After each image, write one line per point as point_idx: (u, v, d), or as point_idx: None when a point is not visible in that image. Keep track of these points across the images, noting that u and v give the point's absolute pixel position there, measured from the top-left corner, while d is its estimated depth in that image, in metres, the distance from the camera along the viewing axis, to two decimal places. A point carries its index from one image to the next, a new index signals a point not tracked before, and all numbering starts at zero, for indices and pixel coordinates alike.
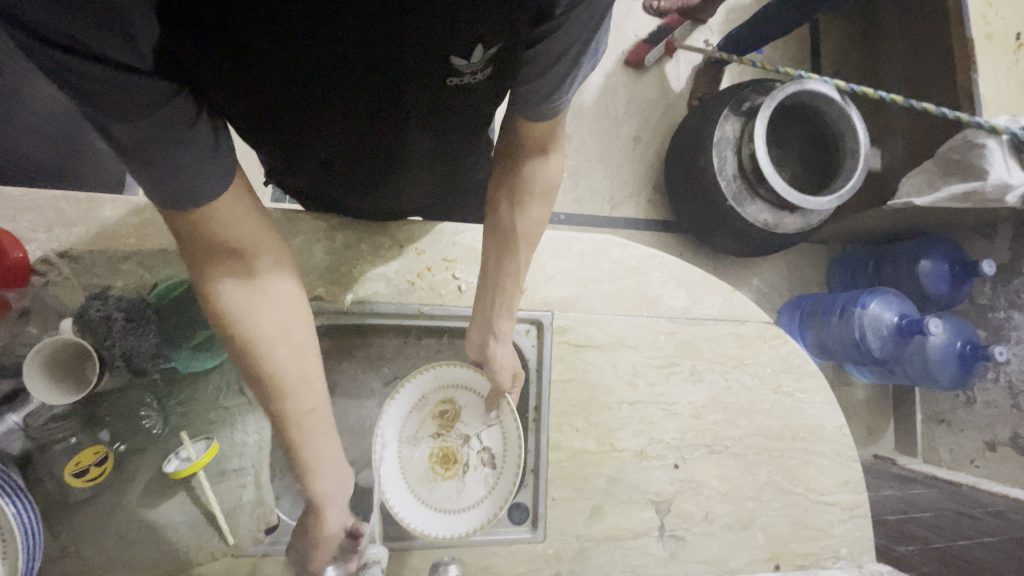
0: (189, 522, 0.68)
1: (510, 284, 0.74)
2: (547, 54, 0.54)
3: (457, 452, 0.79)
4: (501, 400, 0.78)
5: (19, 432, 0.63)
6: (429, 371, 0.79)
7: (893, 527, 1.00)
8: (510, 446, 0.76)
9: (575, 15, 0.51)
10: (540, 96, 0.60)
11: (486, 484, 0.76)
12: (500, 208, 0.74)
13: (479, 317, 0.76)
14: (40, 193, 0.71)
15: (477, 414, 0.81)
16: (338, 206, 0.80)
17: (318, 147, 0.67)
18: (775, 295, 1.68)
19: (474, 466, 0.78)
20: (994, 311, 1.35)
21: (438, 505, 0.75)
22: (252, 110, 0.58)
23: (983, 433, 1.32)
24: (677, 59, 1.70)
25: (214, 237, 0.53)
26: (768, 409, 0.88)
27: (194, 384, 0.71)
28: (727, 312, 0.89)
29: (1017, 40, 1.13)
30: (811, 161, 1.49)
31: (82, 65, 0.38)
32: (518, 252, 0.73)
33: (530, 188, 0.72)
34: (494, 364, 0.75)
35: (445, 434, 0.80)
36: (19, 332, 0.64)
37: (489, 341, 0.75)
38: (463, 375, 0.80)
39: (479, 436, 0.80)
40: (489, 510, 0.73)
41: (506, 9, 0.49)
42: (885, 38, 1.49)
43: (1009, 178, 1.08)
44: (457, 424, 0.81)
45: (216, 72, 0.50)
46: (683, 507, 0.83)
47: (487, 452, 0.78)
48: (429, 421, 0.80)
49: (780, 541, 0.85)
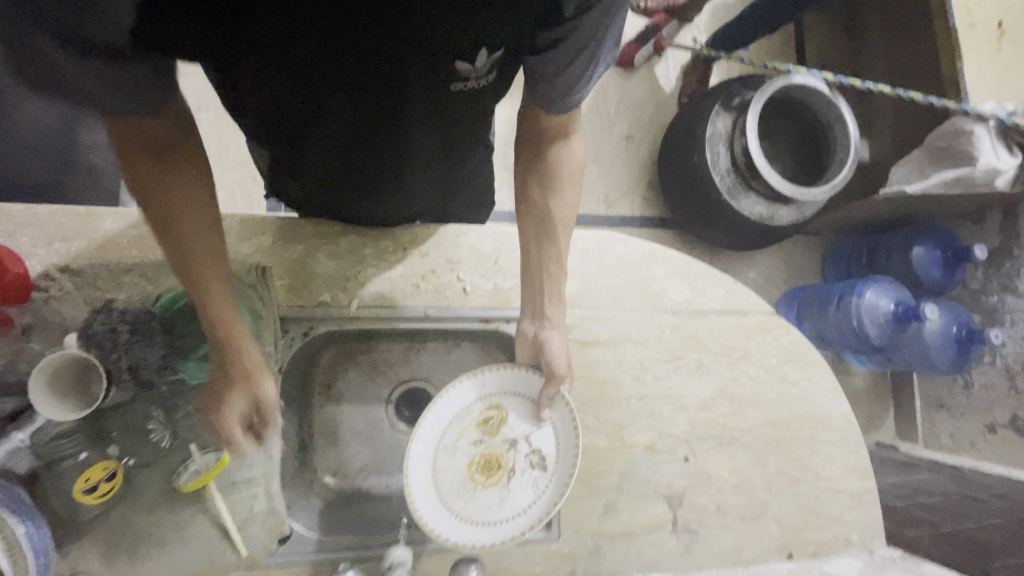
0: (201, 536, 0.67)
1: (557, 270, 0.74)
2: (564, 52, 0.57)
3: (500, 458, 0.76)
4: (554, 397, 0.76)
5: (25, 450, 0.61)
6: (475, 377, 0.78)
7: (901, 512, 1.00)
8: (564, 447, 0.75)
9: (587, 17, 0.54)
10: (558, 92, 0.62)
11: (533, 488, 0.74)
12: (533, 194, 0.74)
13: (534, 310, 0.76)
14: (39, 208, 0.70)
15: (525, 418, 0.78)
16: (338, 211, 0.81)
17: (322, 150, 0.68)
18: (771, 288, 1.69)
19: (522, 469, 0.75)
20: (987, 295, 1.37)
21: (479, 515, 0.72)
22: (255, 100, 0.59)
23: (983, 417, 1.34)
24: (666, 58, 1.72)
25: (145, 130, 0.52)
26: (775, 399, 0.88)
27: (201, 396, 0.71)
28: (730, 304, 0.90)
29: (1000, 28, 1.15)
30: (801, 154, 1.51)
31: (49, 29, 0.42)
32: (558, 236, 0.74)
33: (562, 175, 0.73)
34: (551, 348, 0.75)
35: (489, 440, 0.77)
36: (21, 349, 0.63)
37: (540, 329, 0.76)
38: (515, 376, 0.79)
39: (526, 439, 0.77)
40: (534, 517, 0.71)
41: (513, 9, 0.52)
42: (868, 30, 1.51)
43: (998, 163, 1.10)
44: (502, 428, 0.78)
45: (231, 53, 0.52)
46: (695, 500, 0.83)
47: (537, 455, 0.76)
48: (472, 428, 0.77)
49: (792, 530, 0.85)
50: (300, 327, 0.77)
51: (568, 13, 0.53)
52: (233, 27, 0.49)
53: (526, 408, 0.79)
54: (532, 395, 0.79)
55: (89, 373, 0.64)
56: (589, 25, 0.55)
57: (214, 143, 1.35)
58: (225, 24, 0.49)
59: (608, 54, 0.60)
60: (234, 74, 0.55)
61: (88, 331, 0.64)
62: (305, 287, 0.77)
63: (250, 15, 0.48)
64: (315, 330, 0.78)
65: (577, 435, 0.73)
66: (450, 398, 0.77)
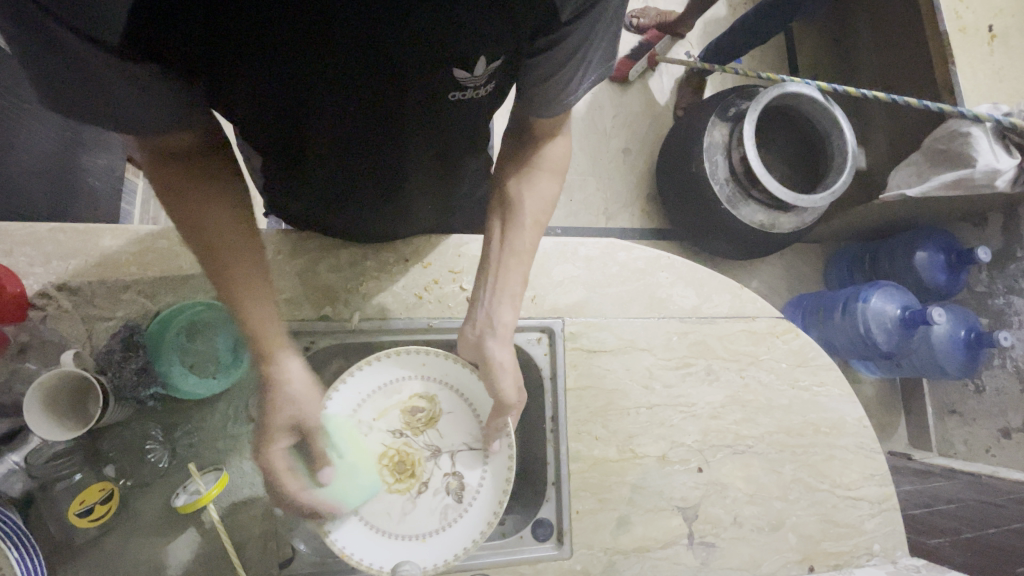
0: (201, 559, 0.65)
1: (511, 265, 0.70)
2: (552, 61, 0.58)
3: (415, 466, 0.73)
4: (501, 429, 0.72)
5: (20, 472, 0.59)
6: (418, 355, 0.73)
7: (920, 520, 0.97)
8: (491, 481, 0.72)
9: (583, 22, 0.55)
10: (550, 99, 0.62)
11: (440, 515, 0.71)
12: (506, 180, 0.72)
13: (478, 317, 0.71)
14: (37, 226, 0.69)
15: (460, 430, 0.75)
16: (320, 226, 0.79)
17: (321, 162, 0.67)
18: (775, 296, 1.67)
19: (434, 489, 0.72)
20: (993, 297, 1.36)
21: (376, 520, 0.69)
22: (249, 112, 0.58)
23: (997, 421, 1.31)
24: (660, 72, 1.74)
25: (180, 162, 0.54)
26: (787, 404, 0.86)
27: (200, 412, 0.70)
28: (737, 309, 0.88)
29: (990, 32, 1.18)
30: (799, 162, 1.52)
31: (65, 36, 0.41)
32: (520, 227, 0.71)
33: (540, 163, 0.72)
34: (493, 361, 0.68)
35: (410, 438, 0.74)
36: (15, 370, 0.62)
37: (489, 338, 0.70)
38: (459, 376, 0.76)
39: (451, 456, 0.74)
40: (431, 548, 0.68)
41: (514, 20, 0.52)
42: (860, 39, 1.54)
43: (997, 164, 1.10)
44: (426, 431, 0.75)
45: (231, 71, 0.51)
46: (711, 511, 0.80)
47: (456, 481, 0.73)
48: (398, 414, 0.74)
49: (812, 540, 0.82)
50: (301, 341, 0.74)
51: (565, 18, 0.54)
52: (223, 34, 0.47)
53: (467, 427, 0.76)
54: (475, 410, 0.76)
55: (86, 394, 0.63)
56: (577, 36, 0.56)
57: None
58: (217, 37, 0.47)
59: (597, 65, 0.61)
60: (225, 88, 0.53)
61: (103, 352, 0.65)
62: (306, 300, 0.76)
63: (247, 21, 0.47)
64: (315, 345, 0.75)
65: (507, 487, 0.70)
66: (377, 370, 0.73)
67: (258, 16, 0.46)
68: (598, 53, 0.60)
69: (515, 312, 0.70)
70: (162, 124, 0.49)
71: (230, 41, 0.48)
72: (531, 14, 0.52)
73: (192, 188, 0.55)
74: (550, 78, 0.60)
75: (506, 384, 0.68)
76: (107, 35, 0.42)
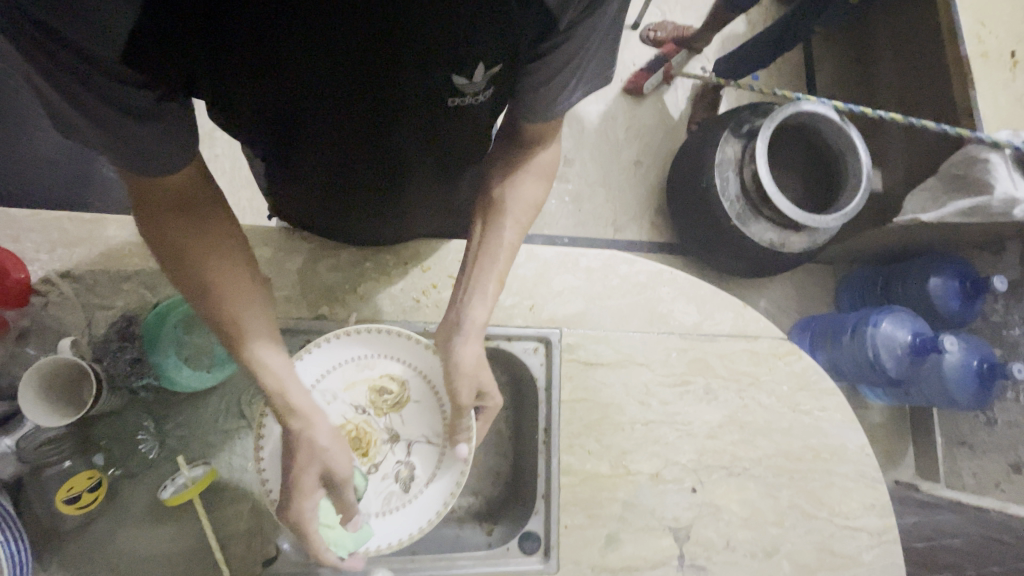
0: (184, 553, 0.65)
1: (487, 262, 0.69)
2: (546, 69, 0.57)
3: (371, 446, 0.71)
4: (463, 431, 0.68)
5: (10, 456, 0.59)
6: (387, 336, 0.70)
7: (924, 556, 0.94)
8: (437, 486, 0.69)
9: (578, 32, 0.54)
10: (543, 104, 0.61)
11: (383, 500, 0.69)
12: (494, 181, 0.72)
13: (450, 322, 0.69)
14: (44, 214, 0.70)
15: (421, 417, 0.73)
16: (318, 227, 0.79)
17: (312, 159, 0.67)
18: (783, 317, 1.64)
19: (383, 473, 0.70)
20: (1009, 328, 1.33)
21: None
22: (245, 116, 0.57)
23: (1007, 456, 1.28)
24: (676, 86, 1.74)
25: (155, 203, 0.53)
26: (787, 427, 0.85)
27: (191, 406, 0.70)
28: (739, 328, 0.87)
29: (1013, 58, 1.14)
30: (812, 183, 1.50)
31: (51, 49, 0.40)
32: (504, 224, 0.70)
33: (528, 166, 0.71)
34: (454, 360, 0.66)
35: (370, 416, 0.71)
36: (17, 353, 0.65)
37: (455, 341, 0.67)
38: (411, 352, 0.72)
39: (407, 445, 0.72)
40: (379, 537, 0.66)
41: (509, 25, 0.52)
42: (879, 61, 1.53)
43: (1015, 191, 1.07)
44: (390, 414, 0.72)
45: (233, 75, 0.50)
46: (703, 534, 0.79)
47: (406, 469, 0.71)
48: (364, 389, 0.71)
49: (807, 569, 0.80)
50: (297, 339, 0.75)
51: (562, 25, 0.53)
52: (221, 34, 0.47)
53: (430, 418, 0.73)
54: (442, 404, 0.73)
55: (80, 382, 0.63)
56: (577, 41, 0.55)
57: (227, 164, 1.37)
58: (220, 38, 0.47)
59: (592, 73, 0.61)
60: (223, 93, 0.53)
61: (100, 341, 0.67)
62: (304, 298, 0.76)
63: (238, 21, 0.46)
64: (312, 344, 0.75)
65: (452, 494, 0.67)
66: (352, 346, 0.70)
67: (254, 19, 0.46)
68: (593, 63, 0.60)
69: (488, 312, 0.68)
70: (162, 164, 0.49)
71: (234, 37, 0.47)
72: (524, 22, 0.52)
73: (174, 223, 0.54)
74: (542, 86, 0.59)
75: (460, 384, 0.66)
76: (102, 48, 0.41)
